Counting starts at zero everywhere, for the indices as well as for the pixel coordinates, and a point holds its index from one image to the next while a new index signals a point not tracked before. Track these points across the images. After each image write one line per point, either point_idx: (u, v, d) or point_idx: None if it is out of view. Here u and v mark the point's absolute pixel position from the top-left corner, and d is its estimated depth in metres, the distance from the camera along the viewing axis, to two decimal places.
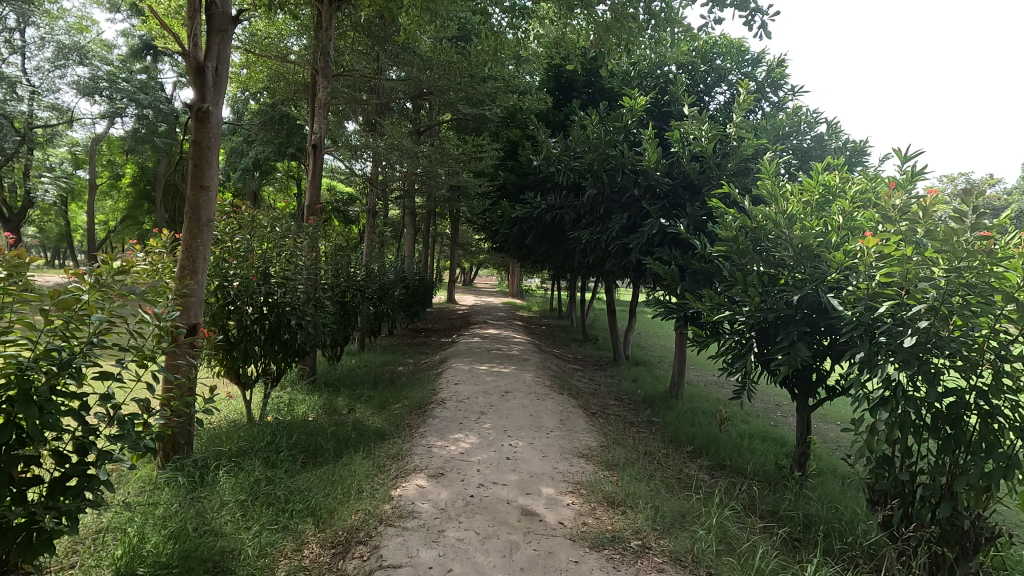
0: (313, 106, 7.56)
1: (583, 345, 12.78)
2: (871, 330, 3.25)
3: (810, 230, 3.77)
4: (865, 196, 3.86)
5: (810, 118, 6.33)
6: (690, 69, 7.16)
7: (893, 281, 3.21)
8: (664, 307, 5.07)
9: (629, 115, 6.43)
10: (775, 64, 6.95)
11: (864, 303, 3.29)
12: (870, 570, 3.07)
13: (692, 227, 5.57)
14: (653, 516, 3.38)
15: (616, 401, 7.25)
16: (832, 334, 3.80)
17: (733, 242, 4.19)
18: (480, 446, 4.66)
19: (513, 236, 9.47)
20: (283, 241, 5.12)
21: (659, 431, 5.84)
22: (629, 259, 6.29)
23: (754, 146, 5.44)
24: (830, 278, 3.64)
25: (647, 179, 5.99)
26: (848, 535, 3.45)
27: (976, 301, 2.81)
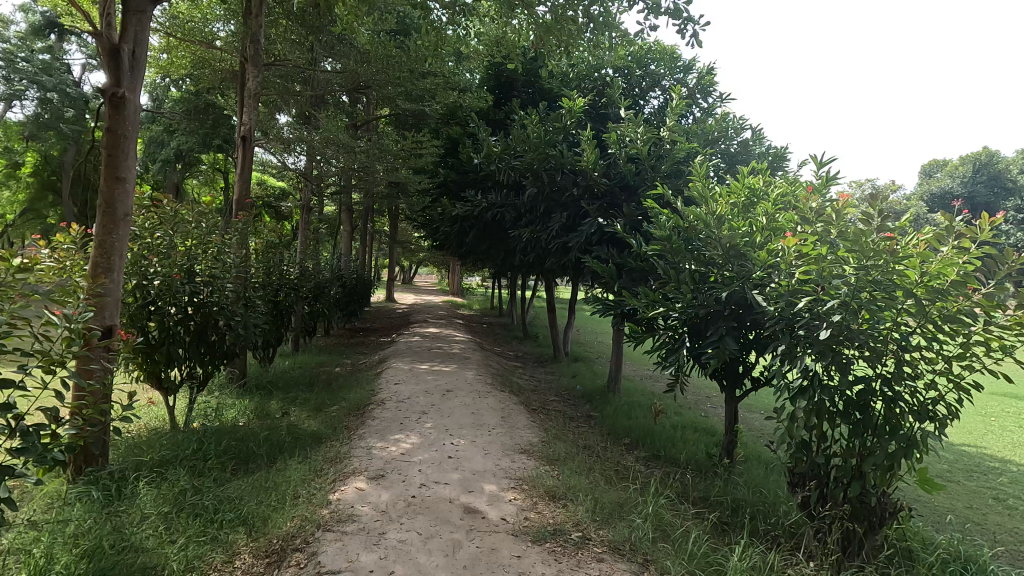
0: (242, 97, 7.18)
1: (523, 342, 12.90)
2: (792, 324, 3.49)
3: (737, 230, 3.98)
4: (786, 199, 4.11)
5: (737, 124, 6.69)
6: (627, 73, 7.39)
7: (810, 279, 3.44)
8: (603, 303, 5.21)
9: (569, 116, 6.55)
10: (705, 71, 7.27)
11: (785, 299, 3.53)
12: (790, 548, 3.29)
13: (628, 226, 5.74)
14: (593, 507, 3.48)
15: (556, 397, 7.38)
16: (757, 328, 4.04)
17: (667, 241, 4.36)
18: (421, 445, 4.61)
19: (453, 234, 9.41)
20: (211, 237, 4.84)
21: (598, 425, 6.00)
22: (569, 257, 6.40)
23: (686, 149, 5.68)
24: (755, 275, 3.87)
25: (586, 179, 6.12)
26: (771, 516, 3.67)
27: (882, 297, 3.06)
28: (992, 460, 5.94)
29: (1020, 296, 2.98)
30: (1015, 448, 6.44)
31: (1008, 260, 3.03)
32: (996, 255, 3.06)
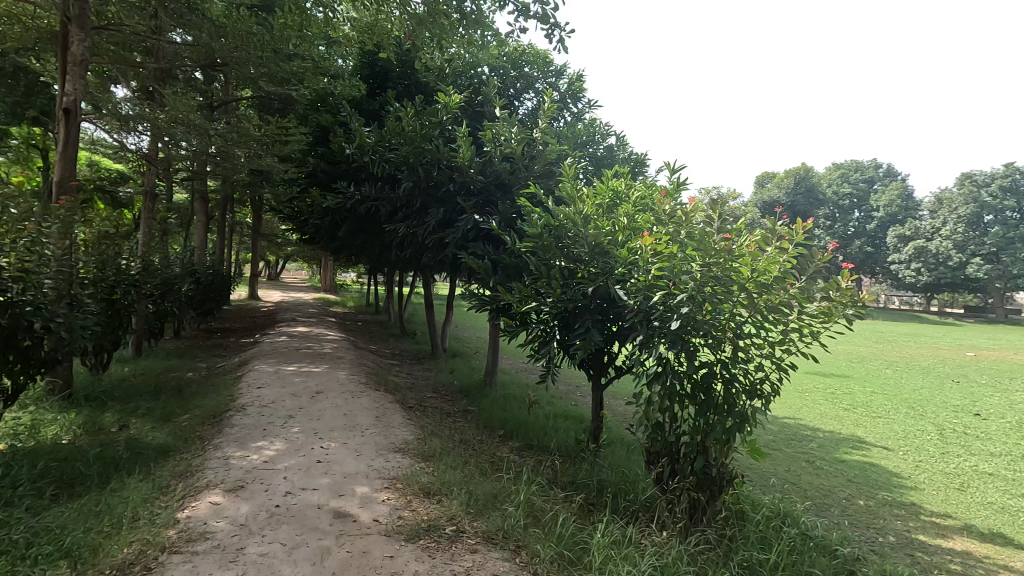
0: (64, 62, 6.17)
1: (400, 340, 12.64)
2: (648, 315, 3.81)
3: (602, 229, 4.25)
4: (644, 201, 4.47)
5: (603, 130, 7.13)
6: (502, 74, 7.54)
7: (664, 274, 3.77)
8: (478, 298, 5.30)
9: (444, 111, 6.53)
10: (575, 78, 7.65)
11: (643, 293, 3.84)
12: (645, 520, 3.61)
13: (503, 223, 5.87)
14: (467, 500, 3.52)
15: (433, 393, 7.34)
16: (619, 320, 4.35)
17: (539, 238, 4.53)
18: (287, 451, 4.33)
19: (324, 228, 8.94)
20: (21, 225, 4.11)
21: (474, 419, 6.07)
22: (445, 253, 6.39)
23: (557, 151, 5.94)
24: (617, 271, 4.16)
25: (462, 175, 6.15)
26: (631, 493, 3.99)
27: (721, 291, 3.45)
28: (806, 429, 7.01)
29: (824, 290, 3.54)
30: (823, 418, 7.65)
31: (815, 259, 3.59)
32: (808, 254, 3.60)
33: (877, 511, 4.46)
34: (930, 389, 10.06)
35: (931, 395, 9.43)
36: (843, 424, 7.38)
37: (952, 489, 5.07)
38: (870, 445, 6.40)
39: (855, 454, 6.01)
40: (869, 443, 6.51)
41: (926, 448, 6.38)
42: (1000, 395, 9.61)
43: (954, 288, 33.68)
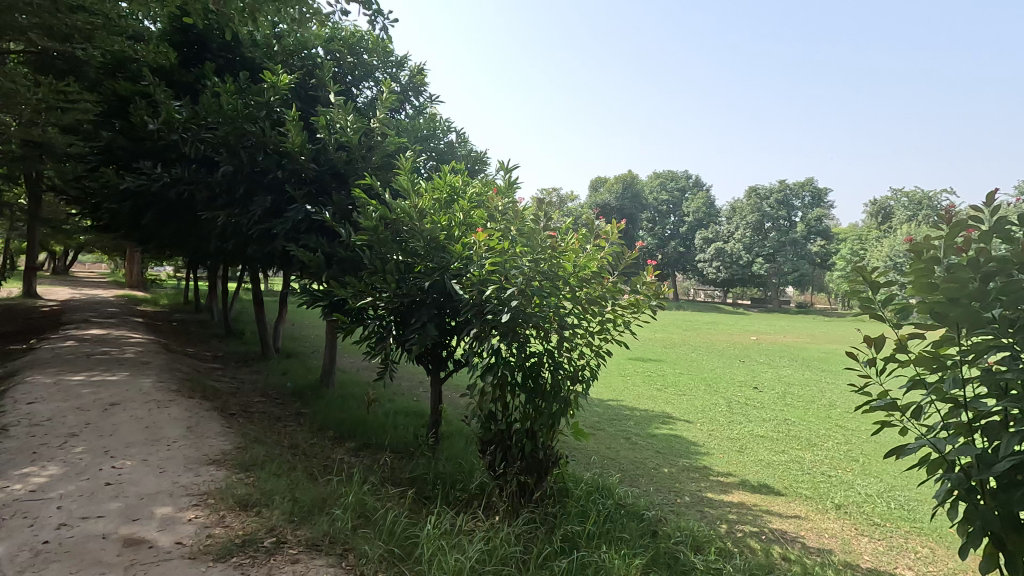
0: None
1: (226, 341, 11.42)
2: (482, 309, 3.89)
3: (438, 224, 4.24)
4: (479, 198, 4.57)
5: (444, 125, 7.16)
6: (338, 58, 7.17)
7: (497, 269, 3.86)
8: (309, 294, 5.02)
9: (271, 91, 6.01)
10: (416, 71, 7.56)
11: (477, 287, 3.89)
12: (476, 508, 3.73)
13: (338, 215, 5.59)
14: (290, 508, 3.30)
15: (260, 397, 6.75)
16: (456, 315, 4.39)
17: (374, 231, 4.38)
18: (65, 476, 3.66)
19: (124, 213, 7.70)
20: None
21: (306, 422, 5.72)
22: (273, 246, 5.90)
23: (396, 143, 5.81)
24: (453, 266, 4.17)
25: (291, 162, 5.73)
26: (464, 482, 4.09)
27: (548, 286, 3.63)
28: (626, 409, 7.81)
29: (634, 282, 3.95)
30: (640, 398, 8.60)
31: (626, 255, 4.02)
32: (621, 251, 4.01)
33: (678, 476, 5.13)
34: (723, 368, 11.87)
35: (723, 373, 11.13)
36: (655, 402, 8.36)
37: (734, 451, 6.04)
38: (675, 419, 7.35)
39: (663, 428, 6.85)
40: (674, 417, 7.47)
41: (717, 418, 7.51)
42: (772, 371, 11.69)
43: (743, 283, 40.11)
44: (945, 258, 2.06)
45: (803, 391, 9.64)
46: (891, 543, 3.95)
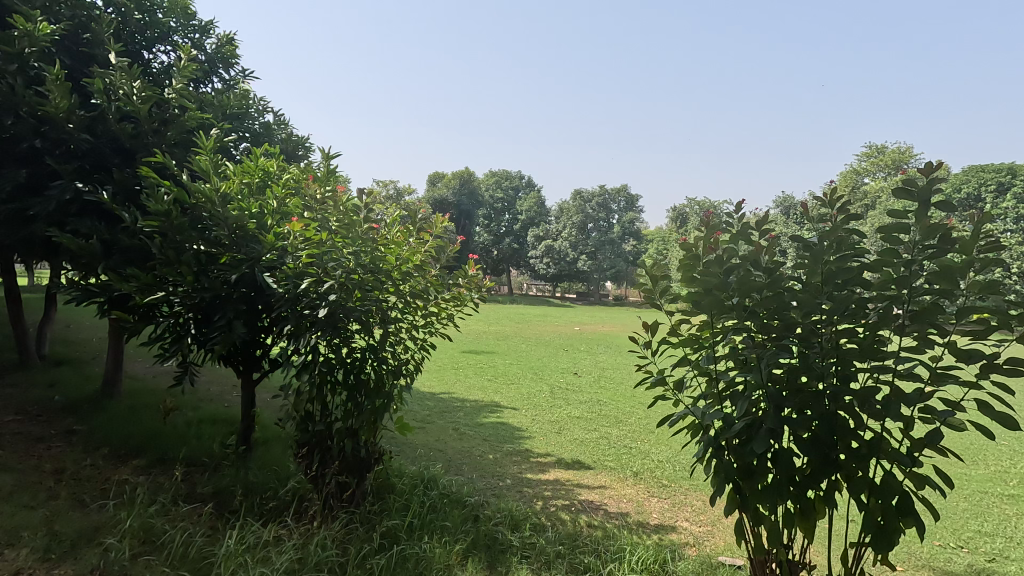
0: None
1: None
2: (298, 303, 3.53)
3: (245, 211, 3.75)
4: (295, 185, 4.25)
5: (259, 105, 6.54)
6: (122, 12, 6.11)
7: (314, 262, 3.50)
8: (79, 289, 4.21)
9: (24, 41, 4.85)
10: (225, 40, 6.79)
11: (292, 281, 3.51)
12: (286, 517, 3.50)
13: (120, 196, 4.76)
14: (46, 545, 2.79)
15: (13, 416, 5.51)
16: (270, 311, 3.96)
17: (167, 216, 3.74)
18: None
19: None
20: None
21: (79, 441, 4.81)
22: (29, 230, 4.83)
23: (197, 119, 5.15)
24: (265, 258, 3.71)
25: (55, 130, 4.74)
26: (274, 489, 3.82)
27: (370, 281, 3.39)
28: (456, 401, 7.96)
29: (456, 276, 4.11)
30: (471, 389, 8.83)
31: (448, 250, 4.12)
32: (443, 246, 4.08)
33: (501, 461, 5.38)
34: (548, 357, 12.75)
35: (547, 362, 11.96)
36: (485, 392, 8.67)
37: (553, 433, 6.52)
38: (503, 407, 7.69)
39: (491, 417, 7.12)
40: (502, 406, 7.82)
41: (540, 404, 8.04)
42: (590, 358, 12.87)
43: (569, 278, 43.49)
44: (702, 255, 2.43)
45: (614, 374, 10.78)
46: (674, 500, 4.61)
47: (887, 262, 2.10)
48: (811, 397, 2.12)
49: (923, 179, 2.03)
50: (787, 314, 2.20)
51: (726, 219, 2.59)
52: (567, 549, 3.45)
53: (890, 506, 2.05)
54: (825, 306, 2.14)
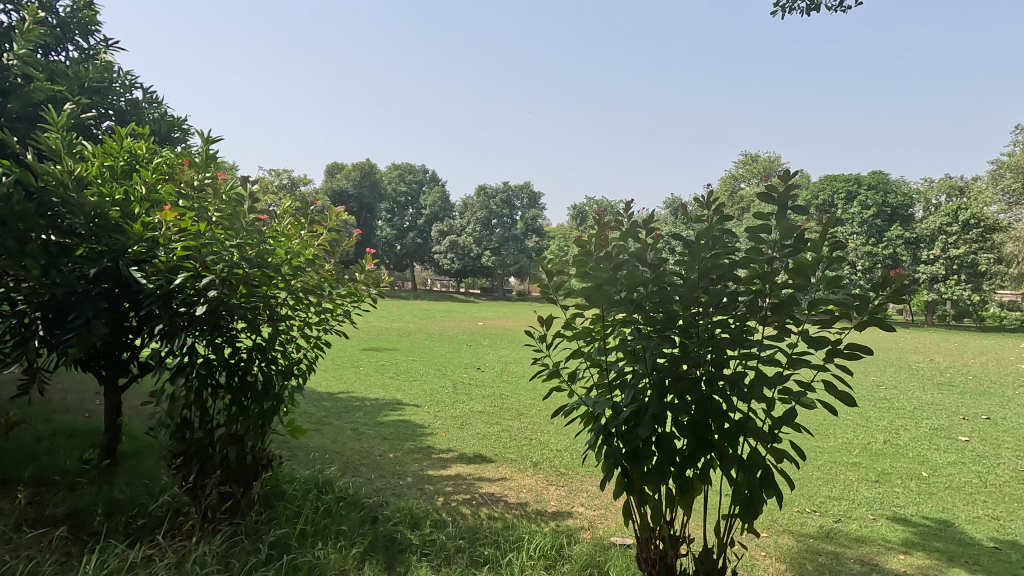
0: None
1: None
2: (171, 299, 3.18)
3: (106, 197, 3.29)
4: (168, 170, 3.84)
5: (125, 79, 5.86)
6: None
7: (191, 254, 3.14)
8: None
9: None
10: (83, 3, 6.00)
11: (164, 276, 3.14)
12: (156, 534, 3.20)
13: None
14: None
15: None
16: (137, 309, 3.56)
17: (6, 201, 3.05)
18: None
19: None
20: None
21: None
22: None
23: (45, 91, 4.50)
24: (131, 250, 3.28)
25: None
26: (141, 504, 3.50)
27: (257, 276, 3.12)
28: (356, 400, 7.70)
29: (353, 271, 3.92)
30: (371, 387, 8.58)
31: (344, 243, 3.93)
32: (338, 239, 3.91)
33: (402, 459, 5.28)
34: (451, 352, 12.72)
35: (451, 357, 11.94)
36: (386, 390, 8.46)
37: (455, 429, 6.51)
38: (404, 405, 7.56)
39: (392, 415, 6.97)
40: (404, 403, 7.68)
41: (442, 399, 7.99)
42: (493, 352, 13.00)
43: (473, 274, 43.63)
44: (594, 252, 2.55)
45: (516, 367, 10.98)
46: (571, 487, 4.80)
47: (754, 259, 2.32)
48: (690, 383, 2.28)
49: (783, 185, 2.27)
50: (670, 306, 2.35)
51: (617, 217, 2.72)
52: (467, 542, 3.46)
53: (755, 479, 2.27)
54: (702, 299, 2.31)
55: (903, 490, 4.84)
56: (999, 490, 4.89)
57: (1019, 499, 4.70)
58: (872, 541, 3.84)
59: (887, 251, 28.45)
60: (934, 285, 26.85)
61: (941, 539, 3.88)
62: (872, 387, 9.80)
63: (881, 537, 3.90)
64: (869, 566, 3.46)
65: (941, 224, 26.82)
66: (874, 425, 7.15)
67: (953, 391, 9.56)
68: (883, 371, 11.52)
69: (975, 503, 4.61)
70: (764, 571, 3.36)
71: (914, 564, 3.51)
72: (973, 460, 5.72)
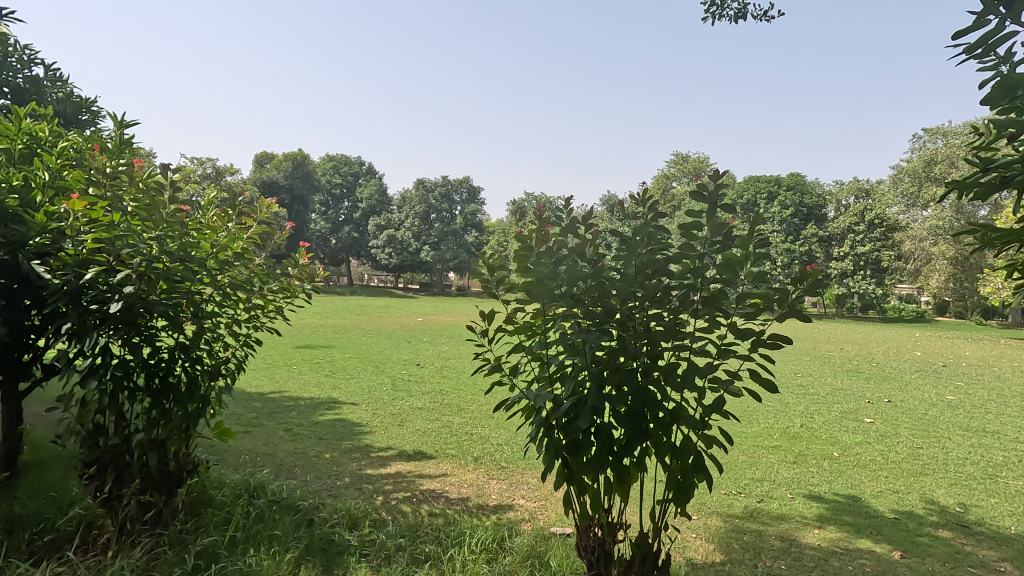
0: None
1: None
2: (80, 296, 2.92)
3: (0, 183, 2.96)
4: (74, 155, 3.51)
5: (23, 54, 5.34)
6: None
7: (103, 247, 2.89)
8: None
9: None
10: None
11: (71, 270, 2.87)
12: (66, 551, 2.94)
13: None
14: None
15: None
16: (41, 307, 3.24)
17: None
18: None
19: None
20: None
21: None
22: None
23: None
24: (32, 242, 2.97)
25: None
26: (47, 520, 3.21)
27: (181, 271, 2.92)
28: (289, 400, 7.40)
29: (285, 266, 3.78)
30: (305, 386, 8.27)
31: (275, 236, 3.74)
32: (269, 233, 3.71)
33: (338, 459, 5.14)
34: (389, 349, 12.47)
35: (389, 354, 11.70)
36: (321, 389, 8.18)
37: (395, 426, 6.41)
38: (341, 403, 7.35)
39: (328, 414, 6.75)
40: (340, 402, 7.46)
41: (380, 397, 7.84)
42: (432, 348, 12.86)
43: (412, 269, 42.97)
44: (535, 247, 2.56)
45: (455, 363, 10.92)
46: (511, 480, 4.83)
47: (686, 255, 2.42)
48: (627, 374, 2.35)
49: (712, 183, 2.37)
50: (608, 301, 2.39)
51: (556, 213, 2.74)
52: (408, 540, 3.42)
53: (688, 465, 2.37)
54: (639, 294, 2.38)
55: (817, 470, 5.23)
56: (899, 466, 5.38)
57: (914, 473, 5.19)
58: (791, 518, 4.12)
59: (804, 248, 30.45)
60: (844, 281, 29.04)
61: (850, 513, 4.23)
62: (790, 375, 10.49)
63: (799, 514, 4.19)
64: (788, 542, 3.72)
65: (850, 223, 29.06)
66: (792, 410, 7.66)
67: (860, 376, 10.40)
68: (800, 361, 12.35)
69: (878, 478, 5.05)
70: (695, 552, 3.53)
71: (827, 537, 3.80)
72: (877, 440, 6.26)
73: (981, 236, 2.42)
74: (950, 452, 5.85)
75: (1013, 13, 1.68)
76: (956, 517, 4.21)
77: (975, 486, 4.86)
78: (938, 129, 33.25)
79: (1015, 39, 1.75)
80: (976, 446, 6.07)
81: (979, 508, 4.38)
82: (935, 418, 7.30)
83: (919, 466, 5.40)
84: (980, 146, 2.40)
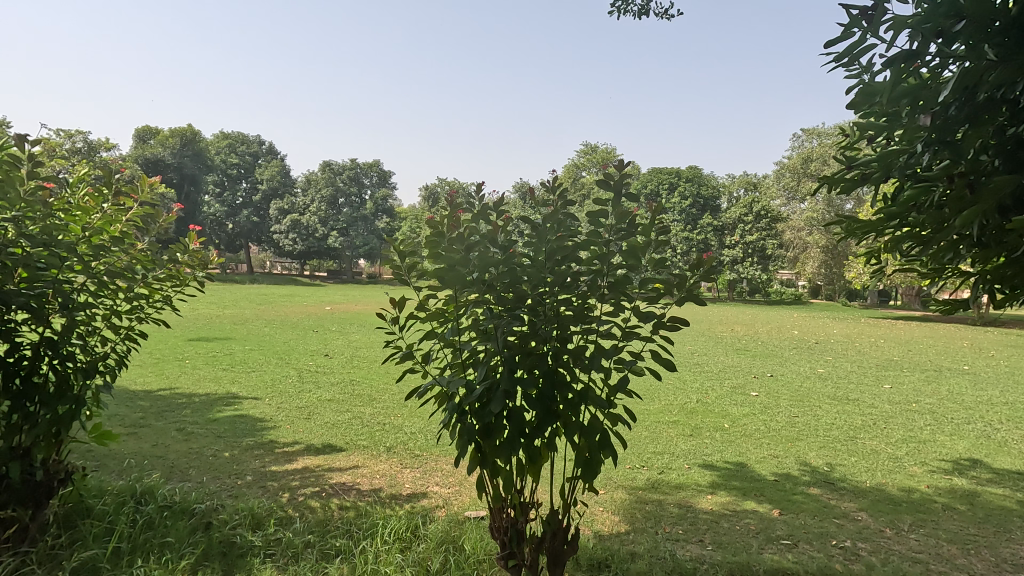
0: None
1: None
2: None
3: None
4: None
5: None
6: None
7: None
8: None
9: None
10: None
11: None
12: None
13: None
14: None
15: None
16: None
17: None
18: None
19: None
20: None
21: None
22: None
23: None
24: None
25: None
26: None
27: (48, 257, 2.61)
28: (182, 397, 6.83)
29: (173, 251, 3.29)
30: (200, 382, 7.68)
31: (161, 219, 3.28)
32: (153, 215, 3.26)
33: (239, 457, 4.84)
34: (295, 339, 11.90)
35: (295, 344, 11.16)
36: (219, 384, 7.64)
37: (301, 419, 6.14)
38: (240, 398, 6.90)
39: (227, 411, 6.31)
40: (241, 397, 7.01)
41: (285, 390, 7.46)
42: (342, 337, 12.46)
43: (319, 255, 41.12)
44: (446, 234, 2.53)
45: (366, 352, 10.63)
46: (425, 468, 4.81)
47: (594, 242, 2.50)
48: (537, 358, 2.41)
49: (618, 173, 2.45)
50: (519, 287, 2.43)
51: (467, 199, 2.71)
52: (317, 536, 3.31)
53: (594, 443, 2.48)
54: (549, 279, 2.43)
55: (710, 441, 5.69)
56: (778, 433, 5.98)
57: (790, 439, 5.80)
58: (687, 487, 4.46)
59: (700, 237, 32.63)
60: (734, 266, 31.55)
61: (737, 478, 4.64)
62: (688, 354, 11.27)
63: (694, 482, 4.54)
64: (684, 508, 4.02)
65: (740, 214, 31.56)
66: (689, 387, 8.25)
67: (747, 354, 11.43)
68: (697, 341, 13.32)
69: (762, 445, 5.58)
70: (602, 525, 3.71)
71: (718, 502, 4.15)
72: (760, 411, 6.90)
73: (846, 226, 2.72)
74: (820, 419, 6.59)
75: (872, 28, 1.88)
76: (824, 475, 4.75)
77: (839, 448, 5.51)
78: (814, 130, 36.80)
79: (873, 51, 1.96)
80: (841, 412, 6.88)
81: (843, 466, 4.99)
82: (808, 389, 8.18)
83: (795, 432, 6.03)
84: (846, 145, 2.69)
